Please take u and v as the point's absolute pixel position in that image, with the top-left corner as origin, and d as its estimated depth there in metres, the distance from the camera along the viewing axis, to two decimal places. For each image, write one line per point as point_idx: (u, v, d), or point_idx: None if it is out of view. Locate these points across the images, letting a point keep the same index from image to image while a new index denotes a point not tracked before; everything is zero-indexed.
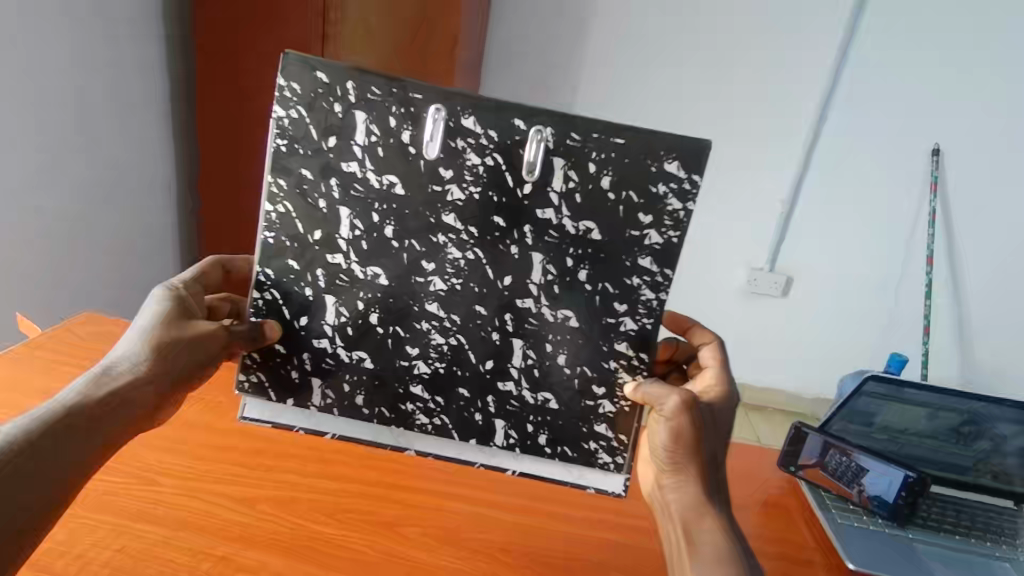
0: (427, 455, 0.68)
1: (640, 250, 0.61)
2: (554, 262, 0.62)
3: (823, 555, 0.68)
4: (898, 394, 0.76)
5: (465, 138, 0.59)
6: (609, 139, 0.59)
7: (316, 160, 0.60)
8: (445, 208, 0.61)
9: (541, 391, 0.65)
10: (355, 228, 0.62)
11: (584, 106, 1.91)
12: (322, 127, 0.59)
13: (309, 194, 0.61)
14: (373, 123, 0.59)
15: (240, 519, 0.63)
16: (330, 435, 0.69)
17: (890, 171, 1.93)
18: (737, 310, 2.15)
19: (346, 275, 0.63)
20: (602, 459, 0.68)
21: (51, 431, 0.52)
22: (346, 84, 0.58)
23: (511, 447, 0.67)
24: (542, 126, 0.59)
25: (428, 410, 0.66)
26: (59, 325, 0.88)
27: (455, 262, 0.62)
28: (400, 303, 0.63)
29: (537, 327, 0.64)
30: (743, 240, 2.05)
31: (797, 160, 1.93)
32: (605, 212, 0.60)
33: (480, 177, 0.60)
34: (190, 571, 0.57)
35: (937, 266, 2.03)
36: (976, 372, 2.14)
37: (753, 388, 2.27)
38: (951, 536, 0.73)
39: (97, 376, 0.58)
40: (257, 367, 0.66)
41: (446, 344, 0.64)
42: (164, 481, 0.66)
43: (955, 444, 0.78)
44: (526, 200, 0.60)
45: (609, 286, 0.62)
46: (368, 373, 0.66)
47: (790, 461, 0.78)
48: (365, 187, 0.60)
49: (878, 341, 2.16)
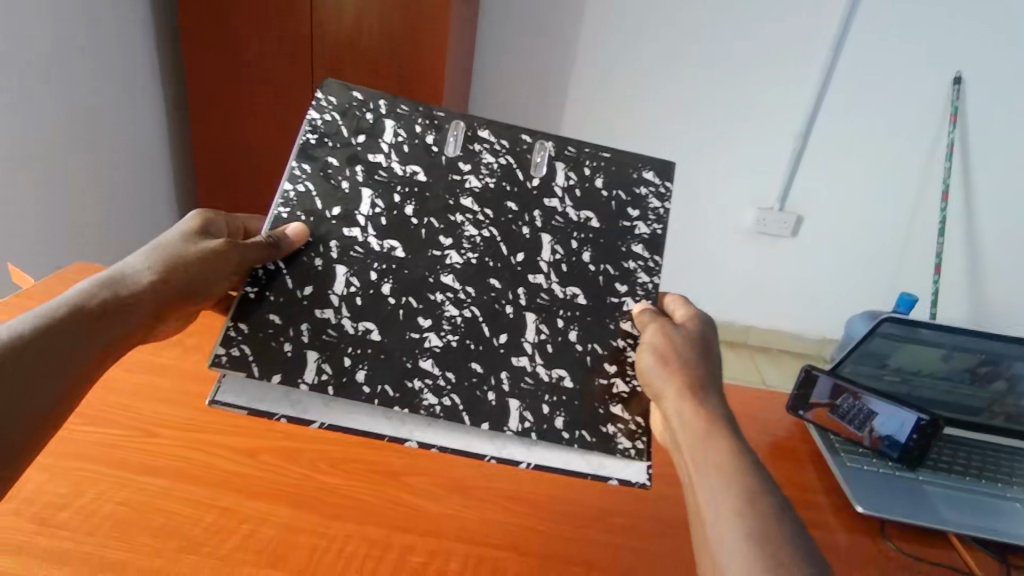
0: (431, 448, 0.59)
1: (633, 238, 0.68)
2: (561, 242, 0.67)
3: (829, 495, 0.69)
4: (913, 336, 0.73)
5: (481, 143, 0.68)
6: (599, 153, 0.70)
7: (344, 151, 0.66)
8: (463, 193, 0.67)
9: (556, 368, 0.63)
10: (376, 206, 0.65)
11: (584, 58, 1.84)
12: (352, 128, 0.67)
13: (333, 175, 0.65)
14: (400, 128, 0.68)
15: (241, 470, 0.62)
16: (317, 424, 0.58)
17: (908, 107, 1.85)
18: (745, 251, 2.12)
19: (361, 247, 0.64)
20: (622, 444, 0.61)
21: (50, 334, 0.51)
22: (378, 103, 0.68)
23: (528, 432, 0.60)
24: (544, 141, 0.69)
25: (438, 389, 0.60)
26: (56, 274, 0.86)
27: (472, 239, 0.66)
28: (416, 275, 0.64)
29: (549, 303, 0.65)
30: (752, 177, 1.99)
31: (809, 99, 1.86)
32: (600, 205, 0.69)
33: (494, 171, 0.68)
34: (194, 523, 0.56)
35: (953, 199, 1.97)
36: (986, 311, 2.12)
37: (758, 329, 2.27)
38: (962, 477, 0.73)
39: (104, 278, 0.57)
40: (243, 340, 0.59)
41: (461, 316, 0.63)
42: (164, 433, 0.65)
43: (970, 386, 0.76)
44: (535, 189, 0.68)
45: (610, 268, 0.68)
46: (373, 346, 0.61)
47: (799, 404, 0.77)
48: (389, 174, 0.66)
49: (889, 280, 2.14)
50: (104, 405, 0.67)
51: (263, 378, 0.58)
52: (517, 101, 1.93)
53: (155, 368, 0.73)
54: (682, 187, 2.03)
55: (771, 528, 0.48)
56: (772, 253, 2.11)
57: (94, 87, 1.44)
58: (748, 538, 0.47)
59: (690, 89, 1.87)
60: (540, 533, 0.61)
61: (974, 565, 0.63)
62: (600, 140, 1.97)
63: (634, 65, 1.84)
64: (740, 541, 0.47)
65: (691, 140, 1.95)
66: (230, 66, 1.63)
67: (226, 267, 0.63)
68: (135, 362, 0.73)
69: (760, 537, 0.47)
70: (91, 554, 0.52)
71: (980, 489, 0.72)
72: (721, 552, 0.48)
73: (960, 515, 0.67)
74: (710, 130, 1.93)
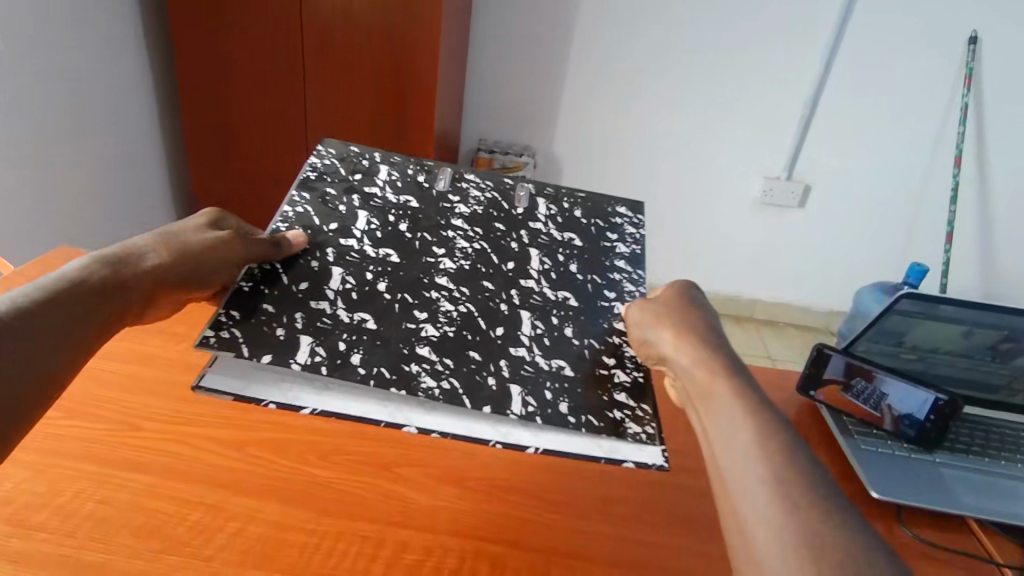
0: (431, 433, 0.54)
1: (615, 255, 0.71)
2: (548, 255, 0.69)
3: (840, 479, 0.66)
4: (933, 312, 0.70)
5: (468, 182, 0.75)
6: (576, 193, 0.77)
7: (342, 184, 0.71)
8: (454, 216, 0.71)
9: (554, 357, 0.60)
10: (371, 223, 0.68)
11: (583, 27, 1.78)
12: (349, 168, 0.73)
13: (331, 200, 0.69)
14: (394, 170, 0.74)
15: (228, 464, 0.59)
16: (307, 410, 0.55)
17: (920, 70, 1.78)
18: (750, 223, 2.07)
19: (357, 253, 0.64)
20: (631, 429, 0.57)
21: (43, 311, 0.47)
22: (373, 154, 0.76)
23: (530, 416, 0.55)
24: (525, 183, 0.77)
25: (436, 373, 0.56)
26: (35, 260, 0.82)
27: (463, 249, 0.68)
28: (410, 275, 0.64)
29: (543, 302, 0.65)
30: (759, 146, 1.93)
31: (818, 64, 1.79)
32: (581, 228, 0.73)
33: (481, 201, 0.73)
34: (179, 522, 0.53)
35: (965, 164, 1.91)
36: (996, 280, 2.08)
37: (764, 303, 2.23)
38: (980, 458, 0.70)
39: (105, 254, 0.53)
40: (234, 324, 0.56)
41: (456, 311, 0.62)
42: (149, 426, 0.62)
43: (991, 362, 0.72)
44: (520, 214, 0.73)
45: (597, 277, 0.69)
46: (369, 333, 0.58)
47: (809, 385, 0.74)
48: (383, 201, 0.70)
49: (900, 249, 2.09)
50: (85, 398, 0.64)
51: (252, 358, 0.54)
52: (515, 78, 1.88)
53: (137, 357, 0.70)
54: (686, 163, 1.98)
55: (789, 465, 0.44)
56: (779, 225, 2.06)
57: (65, 71, 1.39)
58: (764, 479, 0.43)
59: (693, 65, 1.82)
60: (540, 524, 0.59)
61: (995, 551, 0.61)
62: (602, 120, 1.92)
63: (630, 50, 1.81)
64: (756, 482, 0.44)
65: (696, 118, 1.90)
66: (222, 49, 1.60)
67: (233, 258, 0.60)
68: (117, 353, 0.70)
69: (775, 475, 0.43)
70: (71, 557, 0.50)
71: (1000, 470, 0.69)
72: (738, 493, 0.44)
73: (978, 499, 0.64)
74: (715, 99, 1.87)
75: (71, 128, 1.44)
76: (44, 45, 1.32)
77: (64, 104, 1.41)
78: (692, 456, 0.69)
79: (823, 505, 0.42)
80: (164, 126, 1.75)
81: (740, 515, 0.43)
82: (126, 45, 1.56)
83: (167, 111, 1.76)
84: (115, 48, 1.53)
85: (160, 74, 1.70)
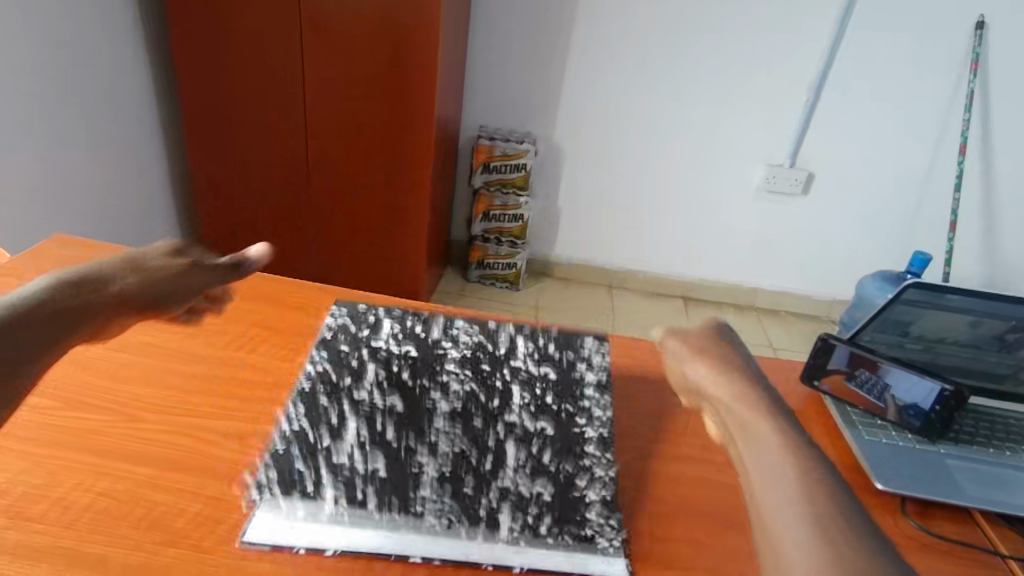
0: (434, 561, 0.52)
1: (584, 384, 0.70)
2: (529, 387, 0.68)
3: (849, 474, 0.66)
4: (937, 301, 0.69)
5: (458, 325, 0.76)
6: (550, 330, 0.78)
7: (352, 341, 0.72)
8: (446, 359, 0.71)
9: (537, 482, 0.58)
10: (377, 374, 0.67)
11: (584, 12, 1.76)
12: (356, 325, 0.74)
13: (345, 357, 0.69)
14: (395, 324, 0.75)
15: (229, 455, 0.59)
16: (331, 551, 0.52)
17: (927, 56, 1.76)
18: (752, 210, 2.06)
19: (365, 403, 0.64)
20: (605, 544, 0.54)
21: (10, 325, 0.49)
22: (378, 309, 0.77)
23: (515, 539, 0.54)
24: (507, 324, 0.77)
25: (439, 509, 0.55)
26: (32, 250, 0.81)
27: (455, 390, 0.66)
28: (413, 422, 0.62)
29: (525, 432, 0.63)
30: (762, 133, 1.92)
31: (823, 49, 1.77)
32: (556, 362, 0.73)
33: (468, 342, 0.74)
34: (179, 514, 0.53)
35: (971, 151, 1.89)
36: (999, 268, 2.07)
37: (767, 292, 2.22)
38: (984, 449, 0.69)
39: (71, 275, 0.55)
40: (270, 481, 0.56)
41: (450, 450, 0.60)
42: (149, 417, 0.61)
43: (998, 352, 0.71)
44: (503, 353, 0.72)
45: (571, 406, 0.67)
46: (381, 479, 0.57)
47: (813, 374, 0.75)
48: (386, 352, 0.71)
49: (904, 238, 2.07)
50: (84, 388, 0.63)
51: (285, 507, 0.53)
52: (517, 64, 1.86)
53: (137, 349, 0.69)
54: (688, 150, 1.96)
55: (830, 503, 0.44)
56: (782, 212, 2.05)
57: (60, 56, 1.37)
58: (804, 516, 0.43)
59: (696, 52, 1.80)
60: None
61: (999, 542, 0.60)
62: (605, 108, 1.91)
63: (633, 35, 1.79)
64: (795, 520, 0.43)
65: (699, 105, 1.88)
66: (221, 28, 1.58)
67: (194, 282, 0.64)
68: (117, 343, 0.69)
69: (814, 512, 0.43)
70: (71, 549, 0.49)
71: (1007, 462, 0.68)
72: (774, 525, 0.44)
73: (984, 493, 0.64)
74: (719, 86, 1.85)
75: (66, 114, 1.42)
76: (40, 29, 1.31)
77: (60, 90, 1.39)
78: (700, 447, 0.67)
79: (860, 544, 0.41)
80: (162, 112, 1.74)
81: (776, 546, 0.43)
82: (122, 30, 1.54)
83: (165, 97, 1.74)
84: (111, 32, 1.51)
85: (157, 60, 1.68)
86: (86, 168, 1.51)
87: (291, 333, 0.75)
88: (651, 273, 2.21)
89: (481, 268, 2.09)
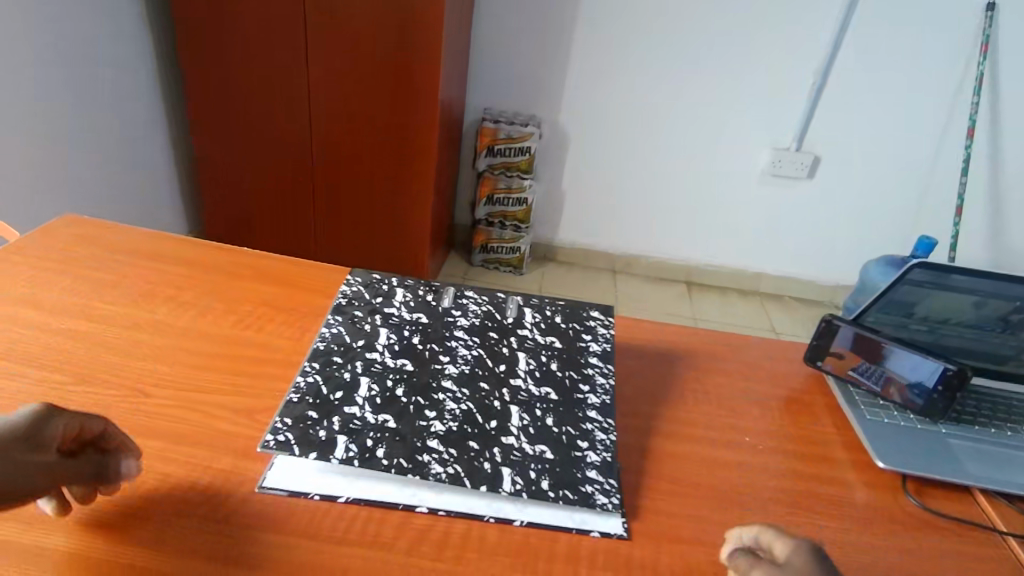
0: (439, 514, 0.54)
1: (587, 353, 0.71)
2: (534, 356, 0.69)
3: (851, 452, 0.67)
4: (943, 282, 0.69)
5: (469, 295, 0.77)
6: (556, 301, 0.79)
7: (367, 307, 0.73)
8: (456, 327, 0.72)
9: (539, 442, 0.59)
10: (391, 338, 0.68)
11: None
12: (371, 292, 0.75)
13: (358, 320, 0.71)
14: (407, 293, 0.76)
15: (238, 429, 0.60)
16: (343, 499, 0.54)
17: (937, 37, 1.74)
18: (757, 193, 2.05)
19: (378, 363, 0.65)
20: (600, 499, 0.55)
21: None
22: (393, 279, 0.78)
23: (518, 491, 0.55)
24: (515, 296, 0.78)
25: (443, 459, 0.56)
26: (39, 228, 0.82)
27: (463, 356, 0.68)
28: (421, 380, 0.64)
29: (528, 398, 0.64)
30: (768, 116, 1.90)
31: (831, 30, 1.75)
32: (562, 332, 0.73)
33: (477, 312, 0.75)
34: (188, 485, 0.54)
35: (979, 135, 1.88)
36: (1004, 254, 2.06)
37: (771, 277, 2.22)
38: (985, 429, 0.70)
39: None
40: (289, 428, 0.57)
41: (459, 408, 0.61)
42: (157, 392, 0.62)
43: (1001, 333, 0.71)
44: (511, 323, 0.74)
45: (573, 372, 0.68)
46: (390, 430, 0.58)
47: (816, 356, 0.75)
48: (400, 318, 0.72)
49: (910, 222, 2.06)
50: (98, 364, 0.63)
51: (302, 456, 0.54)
52: (522, 45, 1.85)
53: (144, 324, 0.69)
54: (693, 132, 1.95)
55: None
56: (787, 197, 2.04)
57: (63, 34, 1.36)
58: None
59: (703, 37, 1.79)
60: None
61: (998, 518, 0.61)
62: (610, 88, 1.89)
63: (639, 14, 1.77)
64: None
65: (705, 87, 1.87)
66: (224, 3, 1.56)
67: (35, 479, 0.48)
68: (125, 319, 0.70)
69: None
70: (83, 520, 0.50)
71: (1008, 442, 0.69)
72: None
73: (984, 470, 0.65)
74: (726, 67, 1.83)
75: (70, 93, 1.41)
76: (44, 7, 1.30)
77: (64, 76, 1.39)
78: (705, 428, 0.67)
79: None
80: (166, 94, 1.74)
81: None
82: (125, 7, 1.53)
83: (168, 81, 1.74)
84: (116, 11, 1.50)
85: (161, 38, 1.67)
86: (90, 148, 1.50)
87: (299, 312, 0.76)
88: (654, 257, 2.20)
89: (484, 252, 2.09)
